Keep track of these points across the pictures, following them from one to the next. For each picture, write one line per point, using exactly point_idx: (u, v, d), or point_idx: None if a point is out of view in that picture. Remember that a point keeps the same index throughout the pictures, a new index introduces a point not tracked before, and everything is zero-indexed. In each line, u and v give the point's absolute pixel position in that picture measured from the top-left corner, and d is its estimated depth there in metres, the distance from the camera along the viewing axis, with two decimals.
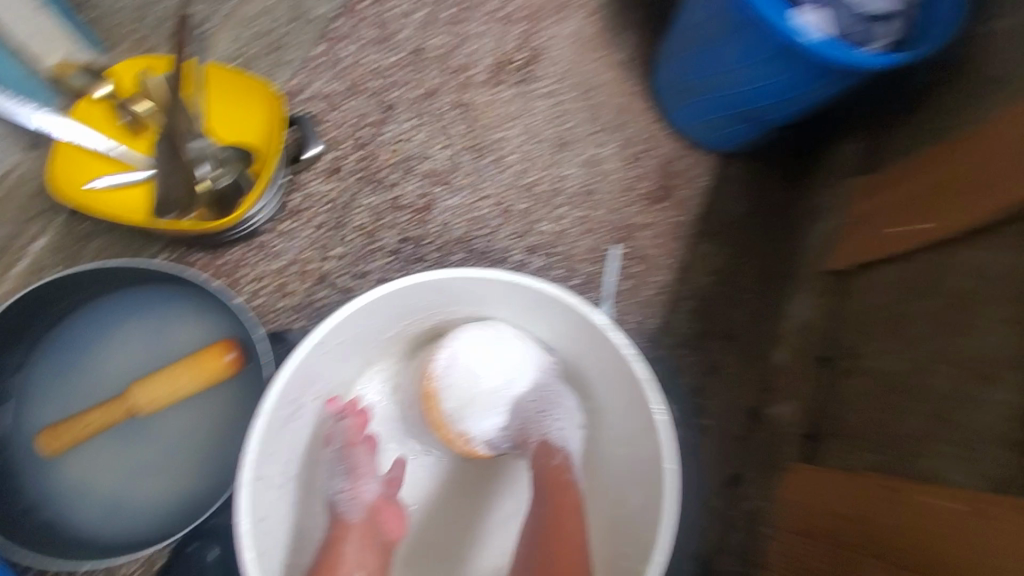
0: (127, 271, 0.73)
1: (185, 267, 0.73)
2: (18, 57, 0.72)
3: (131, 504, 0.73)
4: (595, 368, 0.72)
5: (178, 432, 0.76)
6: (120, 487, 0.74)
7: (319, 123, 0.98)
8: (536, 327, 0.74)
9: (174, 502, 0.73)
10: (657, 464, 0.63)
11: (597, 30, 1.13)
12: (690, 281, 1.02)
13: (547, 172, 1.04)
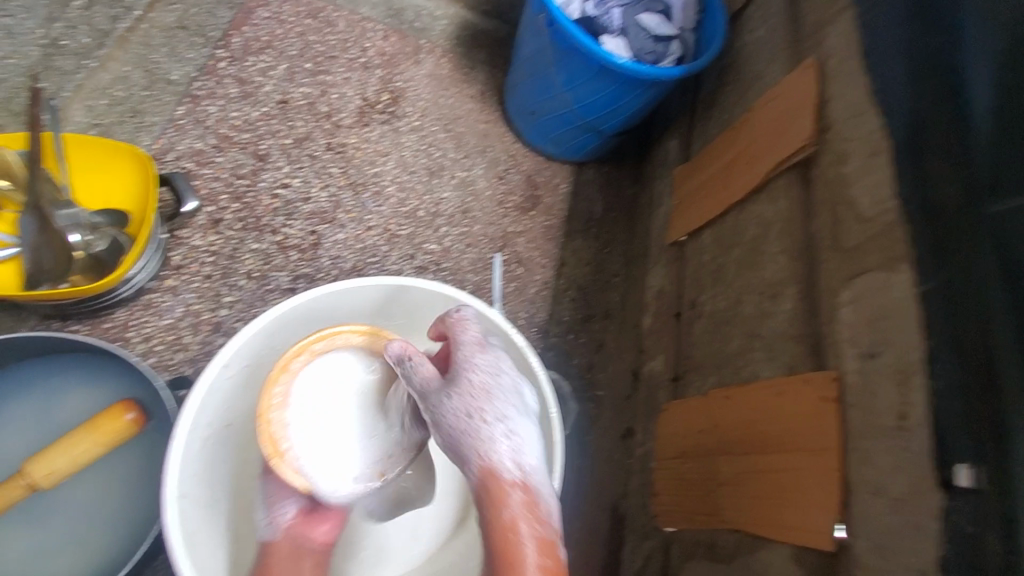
0: (2, 348, 0.71)
1: (72, 336, 0.73)
2: None
3: None
4: None
5: (86, 500, 0.75)
6: (27, 569, 0.71)
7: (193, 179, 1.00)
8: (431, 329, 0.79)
9: (90, 571, 0.71)
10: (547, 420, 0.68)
11: (449, 70, 1.26)
12: (568, 273, 1.17)
13: (426, 197, 1.14)
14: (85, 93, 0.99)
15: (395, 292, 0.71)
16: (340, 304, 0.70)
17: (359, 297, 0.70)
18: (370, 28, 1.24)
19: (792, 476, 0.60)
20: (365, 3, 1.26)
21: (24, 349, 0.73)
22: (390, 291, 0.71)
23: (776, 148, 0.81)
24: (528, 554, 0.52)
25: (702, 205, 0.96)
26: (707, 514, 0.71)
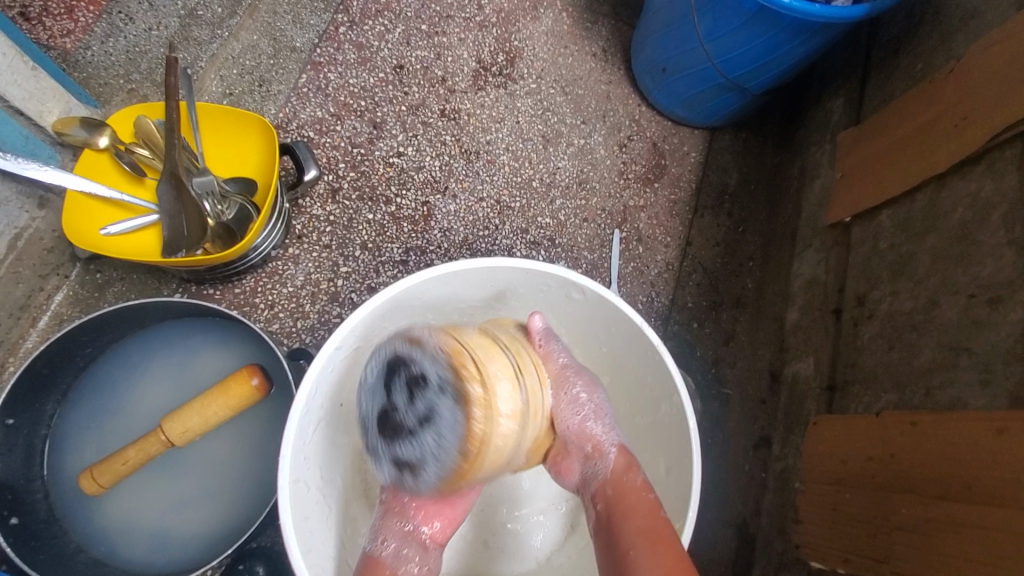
0: (147, 308, 0.75)
1: (203, 301, 0.75)
2: (17, 117, 0.74)
3: (179, 533, 0.75)
4: (602, 344, 0.69)
5: (215, 458, 0.79)
6: (166, 518, 0.76)
7: (314, 148, 1.00)
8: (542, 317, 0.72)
9: (219, 526, 0.76)
10: (680, 426, 0.60)
11: (570, 25, 1.15)
12: (694, 254, 1.04)
13: (541, 166, 1.06)
14: (218, 63, 1.00)
15: (510, 275, 0.64)
16: (458, 283, 0.65)
17: (477, 278, 0.65)
18: None
19: (1014, 543, 0.48)
20: None
21: (161, 314, 0.77)
22: (509, 274, 0.65)
23: (999, 106, 0.63)
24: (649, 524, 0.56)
25: (878, 179, 0.78)
26: (874, 559, 0.60)
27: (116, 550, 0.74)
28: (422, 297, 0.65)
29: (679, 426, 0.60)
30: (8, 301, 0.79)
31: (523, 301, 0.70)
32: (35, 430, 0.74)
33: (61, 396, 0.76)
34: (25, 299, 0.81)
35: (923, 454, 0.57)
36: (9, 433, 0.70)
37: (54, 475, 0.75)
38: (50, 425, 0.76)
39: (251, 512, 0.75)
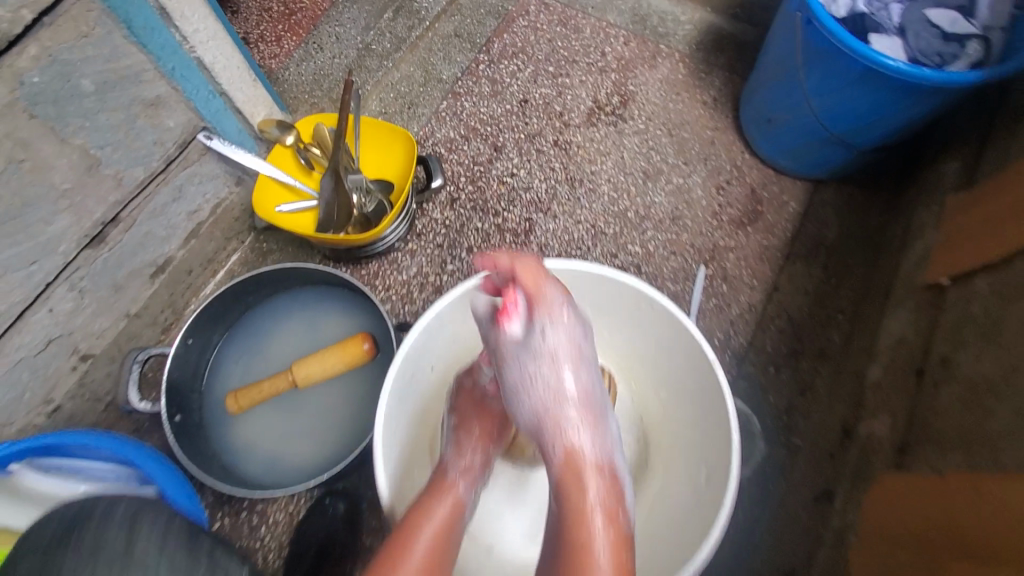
0: (298, 272, 0.93)
1: (339, 272, 0.92)
2: (238, 116, 0.95)
3: (286, 459, 0.91)
4: (666, 363, 0.76)
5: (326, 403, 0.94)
6: (284, 446, 0.92)
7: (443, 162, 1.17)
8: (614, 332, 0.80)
9: (323, 457, 0.91)
10: (726, 440, 0.64)
11: (685, 75, 1.25)
12: (779, 299, 1.05)
13: (638, 200, 1.14)
14: (381, 87, 1.25)
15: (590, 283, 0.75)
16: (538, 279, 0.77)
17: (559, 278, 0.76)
18: (613, 33, 1.30)
19: None
20: (612, 10, 1.32)
21: (308, 279, 0.95)
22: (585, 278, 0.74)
23: None
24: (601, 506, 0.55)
25: (979, 243, 0.78)
26: None
27: (242, 461, 0.89)
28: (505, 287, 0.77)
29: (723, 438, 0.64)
30: (202, 254, 1.03)
31: (593, 308, 0.79)
32: (204, 353, 0.93)
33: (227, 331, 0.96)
34: (213, 254, 1.05)
35: (989, 520, 0.55)
36: (188, 349, 0.89)
37: (208, 393, 0.94)
38: (213, 351, 0.95)
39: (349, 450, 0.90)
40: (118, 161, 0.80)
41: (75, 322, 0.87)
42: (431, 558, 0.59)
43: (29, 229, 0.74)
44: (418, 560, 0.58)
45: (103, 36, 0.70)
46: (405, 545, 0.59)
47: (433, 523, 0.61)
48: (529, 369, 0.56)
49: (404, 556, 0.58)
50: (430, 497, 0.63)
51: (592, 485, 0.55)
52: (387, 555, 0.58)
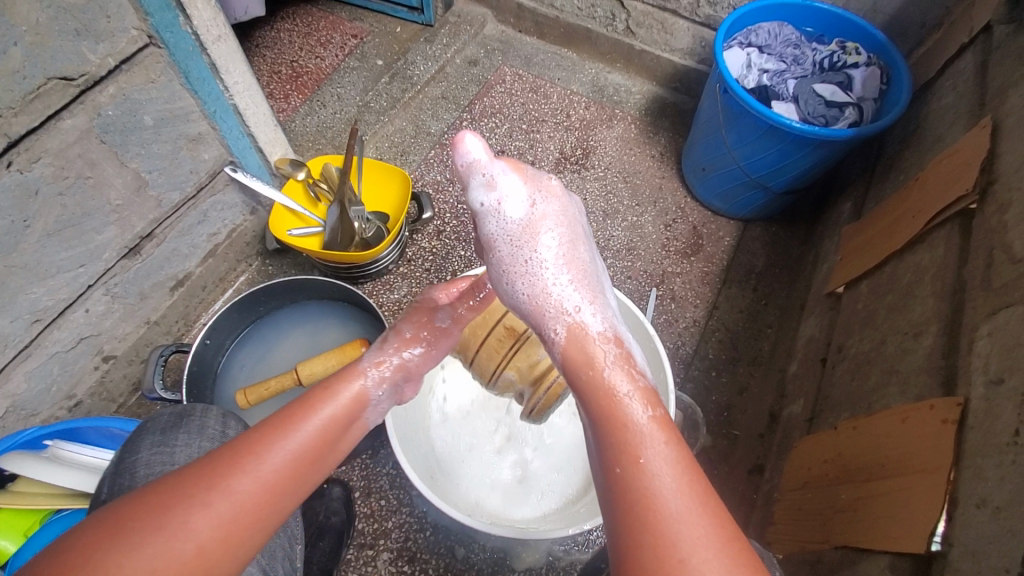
0: (307, 286, 1.08)
1: (343, 285, 1.07)
2: (259, 154, 1.12)
3: None
4: None
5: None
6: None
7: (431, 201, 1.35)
8: None
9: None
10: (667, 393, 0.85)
11: (636, 134, 1.49)
12: (719, 316, 1.24)
13: (599, 234, 1.34)
14: (377, 138, 1.44)
15: None
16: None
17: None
18: (576, 99, 1.55)
19: (905, 492, 0.61)
20: (576, 82, 1.58)
21: (318, 292, 1.09)
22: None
23: (942, 199, 0.83)
24: (632, 405, 0.52)
25: (864, 258, 0.98)
26: (818, 541, 0.72)
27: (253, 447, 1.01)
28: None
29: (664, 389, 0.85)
30: (216, 272, 1.16)
31: None
32: (217, 355, 1.05)
33: (245, 334, 1.09)
34: (225, 273, 1.18)
35: (858, 448, 0.72)
36: (206, 350, 1.01)
37: (218, 392, 1.05)
38: (225, 355, 1.07)
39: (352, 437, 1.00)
40: (161, 185, 0.95)
41: (104, 324, 0.98)
42: (325, 435, 0.56)
43: (83, 236, 0.87)
44: (310, 431, 0.54)
45: (165, 83, 0.87)
46: (296, 416, 0.55)
47: (328, 407, 0.58)
48: (520, 257, 0.64)
49: (294, 424, 0.54)
50: (329, 385, 0.62)
51: (600, 349, 0.58)
52: (272, 424, 0.54)
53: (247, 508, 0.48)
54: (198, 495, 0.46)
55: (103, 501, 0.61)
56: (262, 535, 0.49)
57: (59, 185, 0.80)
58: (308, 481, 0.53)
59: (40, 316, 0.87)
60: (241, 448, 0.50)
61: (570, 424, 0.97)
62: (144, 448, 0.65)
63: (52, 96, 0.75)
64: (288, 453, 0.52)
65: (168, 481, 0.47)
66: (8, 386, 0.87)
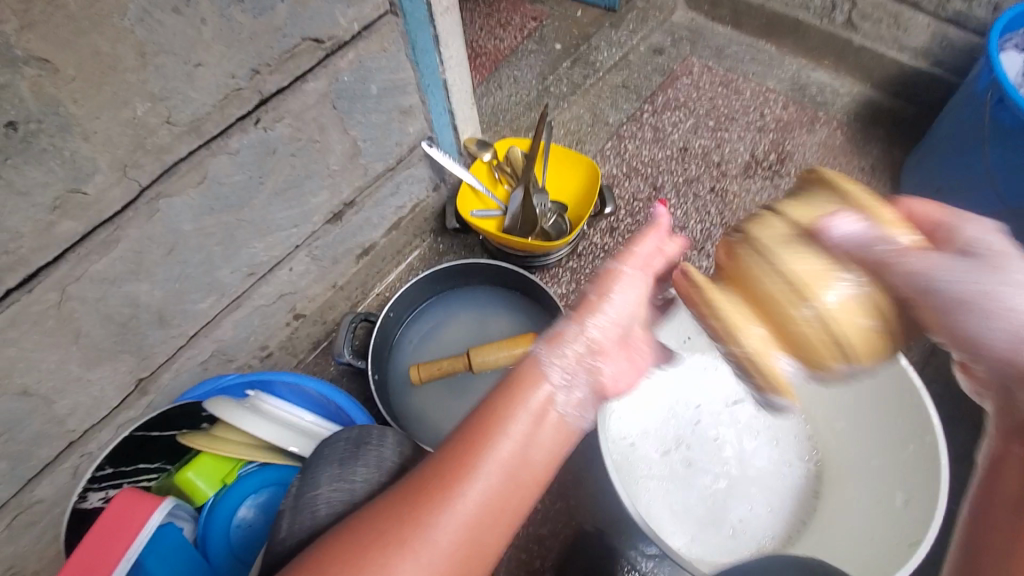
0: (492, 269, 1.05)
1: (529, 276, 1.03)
2: (452, 132, 1.10)
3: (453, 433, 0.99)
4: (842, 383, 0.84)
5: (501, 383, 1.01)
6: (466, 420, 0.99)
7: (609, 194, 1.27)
8: None
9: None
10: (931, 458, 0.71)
11: (843, 141, 1.32)
12: (937, 363, 1.06)
13: None
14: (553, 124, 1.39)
15: None
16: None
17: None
18: (772, 98, 1.39)
19: None
20: (772, 77, 1.42)
21: (500, 277, 1.07)
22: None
23: None
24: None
25: None
26: None
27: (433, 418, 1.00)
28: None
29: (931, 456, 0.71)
30: (395, 245, 1.16)
31: None
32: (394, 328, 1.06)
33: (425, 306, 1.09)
34: (402, 247, 1.18)
35: None
36: (388, 321, 1.02)
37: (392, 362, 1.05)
38: (401, 329, 1.08)
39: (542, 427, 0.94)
40: (371, 154, 0.95)
41: (300, 283, 1.01)
42: (514, 457, 0.56)
43: (301, 198, 0.89)
44: (491, 465, 0.55)
45: (394, 53, 0.86)
46: (481, 444, 0.56)
47: (513, 423, 0.57)
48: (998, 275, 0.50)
49: (474, 461, 0.55)
50: (518, 386, 0.60)
51: None
52: (463, 452, 0.56)
53: (453, 551, 0.53)
54: (404, 547, 0.52)
55: (282, 539, 0.62)
56: (478, 563, 0.55)
57: (292, 146, 0.82)
58: (511, 501, 0.56)
59: (255, 270, 0.90)
60: (432, 496, 0.54)
61: (774, 468, 0.86)
62: (324, 483, 0.67)
63: (302, 58, 0.74)
64: (483, 490, 0.55)
65: (377, 524, 0.54)
66: (218, 331, 0.92)
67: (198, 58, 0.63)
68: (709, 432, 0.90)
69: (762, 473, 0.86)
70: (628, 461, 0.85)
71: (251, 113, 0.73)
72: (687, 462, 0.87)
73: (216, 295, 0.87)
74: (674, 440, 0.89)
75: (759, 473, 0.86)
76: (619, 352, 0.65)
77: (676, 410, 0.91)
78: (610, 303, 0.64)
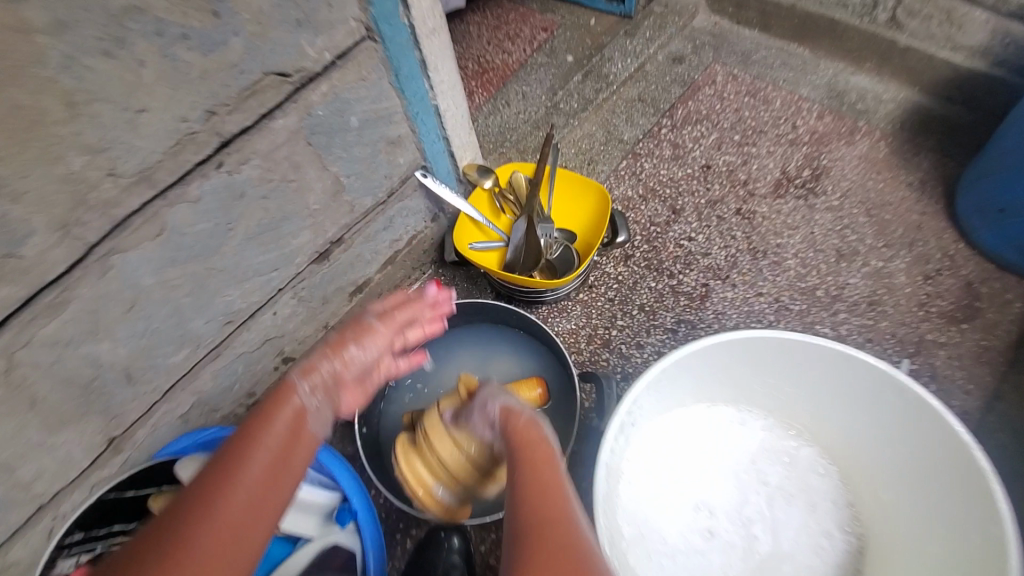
0: (490, 308, 0.98)
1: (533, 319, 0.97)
2: (450, 158, 1.02)
3: None
4: (888, 451, 0.70)
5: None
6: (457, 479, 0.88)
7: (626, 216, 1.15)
8: (825, 406, 0.75)
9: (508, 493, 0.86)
10: (1001, 559, 0.56)
11: (887, 154, 1.18)
12: (1004, 411, 0.91)
13: (830, 278, 1.06)
14: (564, 142, 1.30)
15: (820, 355, 0.70)
16: (780, 352, 0.71)
17: (795, 351, 0.71)
18: (805, 107, 1.26)
19: None
20: (805, 85, 1.29)
21: (501, 316, 0.99)
22: (820, 356, 0.70)
23: None
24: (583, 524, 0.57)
25: None
26: None
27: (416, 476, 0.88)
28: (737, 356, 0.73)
29: (1002, 560, 0.56)
30: (392, 280, 1.08)
31: (803, 373, 0.73)
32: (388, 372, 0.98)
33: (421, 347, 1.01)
34: (400, 281, 1.10)
35: None
36: None
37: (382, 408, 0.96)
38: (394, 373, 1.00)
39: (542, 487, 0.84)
40: (356, 189, 0.88)
41: (287, 326, 0.95)
42: (269, 461, 0.59)
43: (280, 240, 0.82)
44: (238, 500, 0.54)
45: (374, 81, 0.79)
46: (233, 454, 0.58)
47: (272, 426, 0.61)
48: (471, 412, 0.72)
49: (211, 497, 0.54)
50: (264, 410, 0.63)
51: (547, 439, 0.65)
52: (214, 473, 0.56)
53: None
54: None
55: None
56: None
57: (264, 188, 0.75)
58: (284, 491, 0.58)
59: (233, 317, 0.84)
60: (166, 552, 0.50)
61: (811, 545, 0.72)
62: None
63: (266, 94, 0.68)
64: (211, 536, 0.52)
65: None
66: (198, 382, 0.86)
67: (139, 103, 0.57)
68: (733, 497, 0.75)
69: (798, 551, 0.72)
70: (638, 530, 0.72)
71: (211, 157, 0.67)
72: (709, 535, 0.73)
73: (192, 345, 0.81)
74: (693, 507, 0.75)
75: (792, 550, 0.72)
76: (354, 386, 0.71)
77: (694, 474, 0.76)
78: (353, 350, 0.70)
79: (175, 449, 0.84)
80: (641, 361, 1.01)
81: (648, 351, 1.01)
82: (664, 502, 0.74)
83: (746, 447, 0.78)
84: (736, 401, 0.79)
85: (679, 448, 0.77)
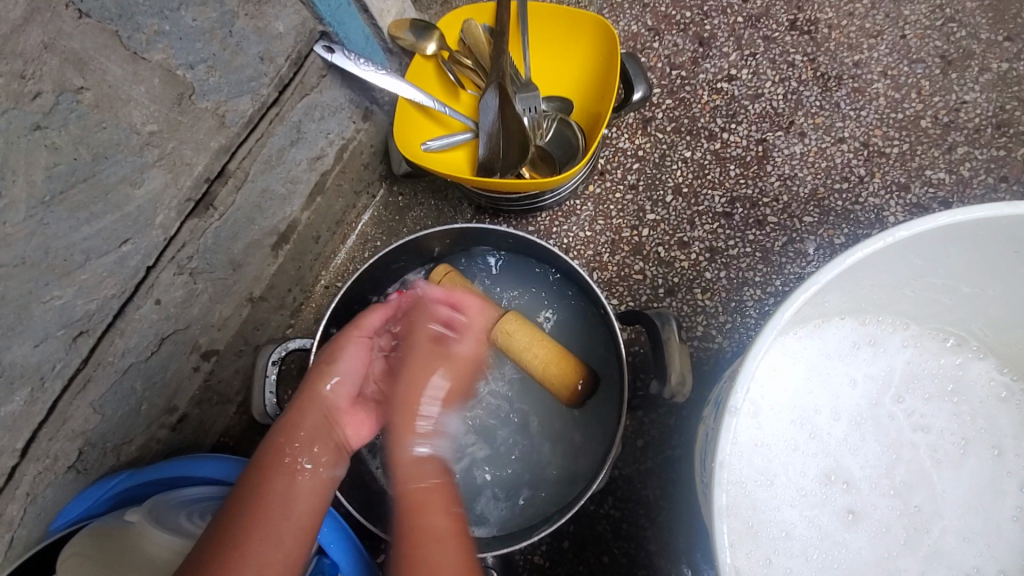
0: (476, 235, 0.69)
1: (535, 239, 0.67)
2: (362, 14, 0.66)
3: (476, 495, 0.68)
4: None
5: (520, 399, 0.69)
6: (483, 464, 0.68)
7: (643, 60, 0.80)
8: (1002, 318, 0.51)
9: (554, 477, 0.66)
10: None
11: None
12: None
13: (936, 99, 0.75)
14: None
15: (1010, 246, 0.45)
16: (962, 246, 0.46)
17: (984, 242, 0.45)
18: None
19: None
20: None
21: (494, 243, 0.70)
22: (1007, 247, 0.45)
23: None
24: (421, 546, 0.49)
25: None
26: None
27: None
28: (888, 267, 0.47)
29: None
30: (330, 215, 0.77)
31: (975, 274, 0.48)
32: None
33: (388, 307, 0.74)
34: (342, 214, 0.79)
35: None
36: None
37: None
38: None
39: (595, 469, 0.62)
40: (217, 89, 0.55)
41: (191, 313, 0.64)
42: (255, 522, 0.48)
43: (110, 194, 0.51)
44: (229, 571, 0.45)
45: None
46: (241, 531, 0.47)
47: (267, 486, 0.50)
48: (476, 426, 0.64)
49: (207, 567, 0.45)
50: (253, 465, 0.52)
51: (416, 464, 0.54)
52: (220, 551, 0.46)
53: None
54: None
55: None
56: None
57: (27, 110, 0.43)
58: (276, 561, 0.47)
59: (85, 325, 0.54)
60: None
61: (987, 512, 0.53)
62: None
63: None
64: None
65: None
66: (73, 424, 0.57)
67: None
68: (875, 459, 0.55)
69: (973, 523, 0.53)
70: (759, 539, 0.51)
71: None
72: (852, 517, 0.53)
73: (32, 384, 0.52)
74: (823, 484, 0.54)
75: (966, 514, 0.53)
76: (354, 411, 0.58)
77: (815, 444, 0.55)
78: (341, 370, 0.57)
79: (76, 512, 0.60)
80: (689, 265, 0.73)
81: (698, 250, 0.73)
82: (785, 487, 0.53)
83: (883, 382, 0.56)
84: (861, 316, 0.55)
85: (787, 411, 0.55)
